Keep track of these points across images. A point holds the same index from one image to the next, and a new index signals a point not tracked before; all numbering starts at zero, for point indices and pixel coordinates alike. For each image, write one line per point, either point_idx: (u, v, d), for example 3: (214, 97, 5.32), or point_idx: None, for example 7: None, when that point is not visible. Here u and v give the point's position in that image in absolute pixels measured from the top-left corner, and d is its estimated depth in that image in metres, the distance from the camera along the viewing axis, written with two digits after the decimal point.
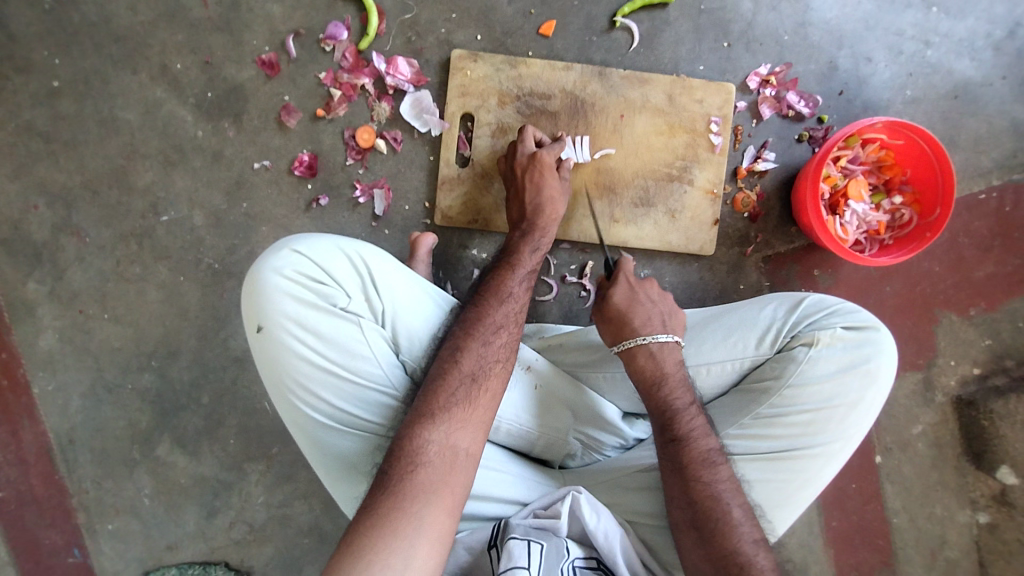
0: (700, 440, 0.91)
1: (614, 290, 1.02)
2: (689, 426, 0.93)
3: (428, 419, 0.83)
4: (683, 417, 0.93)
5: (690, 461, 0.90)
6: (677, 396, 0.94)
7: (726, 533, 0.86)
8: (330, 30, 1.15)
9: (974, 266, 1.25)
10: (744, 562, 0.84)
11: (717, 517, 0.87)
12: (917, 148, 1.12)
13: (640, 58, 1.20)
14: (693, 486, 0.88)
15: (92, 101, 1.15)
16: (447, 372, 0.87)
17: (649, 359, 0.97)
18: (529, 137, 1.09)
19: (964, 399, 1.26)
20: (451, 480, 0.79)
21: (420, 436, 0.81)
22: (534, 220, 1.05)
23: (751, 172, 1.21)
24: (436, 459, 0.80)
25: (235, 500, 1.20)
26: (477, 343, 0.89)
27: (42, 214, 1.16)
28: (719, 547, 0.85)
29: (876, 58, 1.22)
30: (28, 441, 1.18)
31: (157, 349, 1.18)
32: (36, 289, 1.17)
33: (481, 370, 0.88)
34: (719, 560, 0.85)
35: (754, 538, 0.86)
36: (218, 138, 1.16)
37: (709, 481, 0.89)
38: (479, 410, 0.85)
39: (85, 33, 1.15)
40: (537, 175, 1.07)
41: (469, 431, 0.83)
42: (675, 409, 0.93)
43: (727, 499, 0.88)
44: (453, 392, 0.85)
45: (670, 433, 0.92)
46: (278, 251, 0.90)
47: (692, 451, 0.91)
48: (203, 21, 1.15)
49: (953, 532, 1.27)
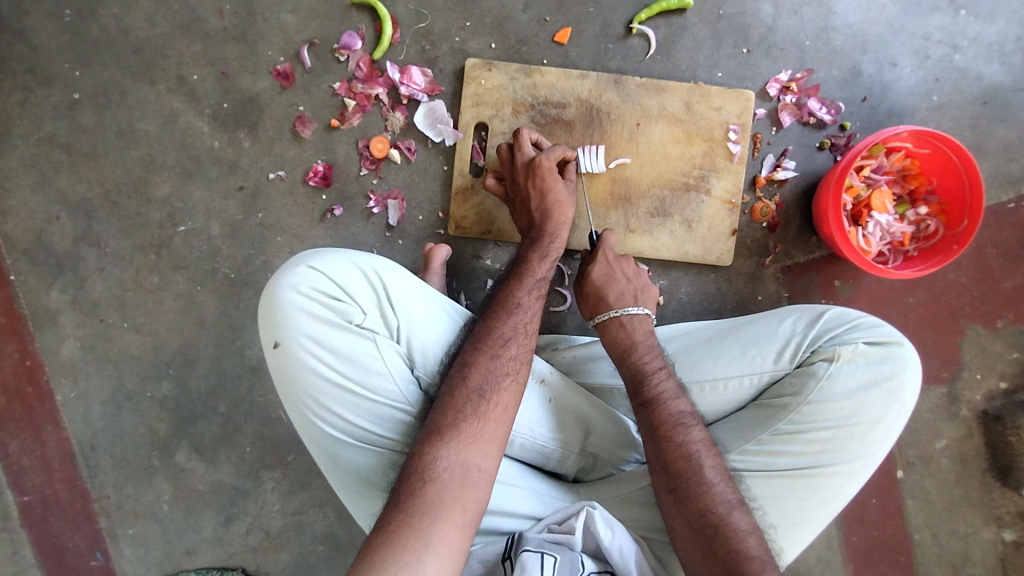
0: (670, 402, 0.93)
1: (591, 268, 1.06)
2: (659, 388, 0.94)
3: (438, 437, 0.82)
4: (652, 380, 0.95)
5: (661, 422, 0.91)
6: (648, 362, 0.96)
7: (700, 492, 0.86)
8: (344, 40, 1.15)
9: (1001, 277, 1.21)
10: (718, 521, 0.84)
11: (688, 474, 0.87)
12: (944, 157, 1.09)
13: (657, 66, 1.18)
14: (665, 447, 0.89)
15: (112, 113, 1.16)
16: (455, 390, 0.86)
17: (620, 329, 1.00)
18: (527, 142, 1.06)
19: (990, 413, 1.23)
20: (464, 497, 0.79)
21: (430, 453, 0.81)
22: (543, 226, 1.03)
23: (770, 181, 1.19)
24: (446, 477, 0.80)
25: (251, 507, 1.21)
26: (486, 358, 0.89)
27: (63, 224, 1.17)
28: (694, 508, 0.85)
29: (901, 64, 1.19)
30: (52, 446, 1.21)
31: (174, 357, 1.19)
32: (59, 298, 1.19)
33: (490, 386, 0.87)
34: (696, 520, 0.84)
35: (729, 498, 0.85)
36: (234, 149, 1.17)
37: (682, 442, 0.89)
38: (489, 427, 0.84)
39: (104, 46, 1.16)
40: (539, 181, 1.04)
41: (481, 448, 0.83)
42: (645, 373, 0.95)
43: (703, 460, 0.88)
44: (460, 408, 0.85)
45: (641, 396, 0.94)
46: (295, 267, 0.88)
47: (663, 413, 0.91)
48: (219, 32, 1.16)
49: (977, 548, 1.24)
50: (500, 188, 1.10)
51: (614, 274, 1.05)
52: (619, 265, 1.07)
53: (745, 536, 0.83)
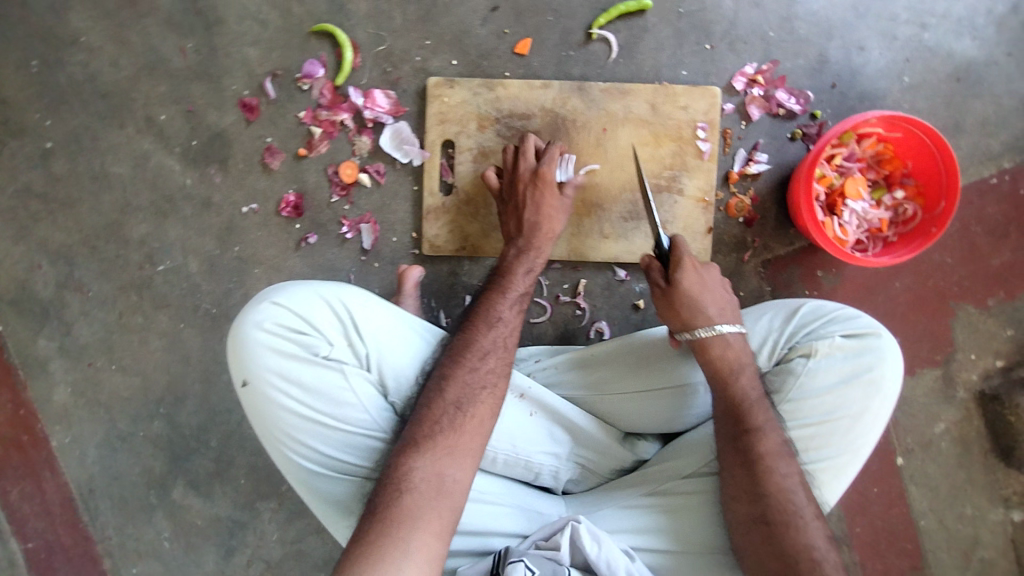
0: (773, 432, 0.88)
1: (682, 274, 0.95)
2: (763, 418, 0.89)
3: (414, 447, 0.82)
4: (757, 409, 0.89)
5: (764, 453, 0.86)
6: (751, 389, 0.90)
7: (797, 528, 0.82)
8: (305, 69, 1.16)
9: (989, 255, 1.19)
10: (817, 559, 0.81)
11: (787, 510, 0.83)
12: (916, 139, 1.07)
13: (620, 69, 1.17)
14: (766, 479, 0.85)
15: (84, 159, 1.18)
16: (431, 403, 0.86)
17: (728, 348, 0.91)
18: (532, 151, 1.06)
19: (988, 394, 1.20)
20: (440, 505, 0.78)
21: (406, 463, 0.81)
22: (530, 237, 1.02)
23: (743, 176, 1.18)
24: (422, 487, 0.79)
25: (249, 539, 1.22)
26: (465, 370, 0.88)
27: (45, 272, 1.19)
28: (789, 543, 0.82)
29: (868, 46, 1.17)
30: (51, 491, 1.22)
31: (163, 396, 1.21)
32: (46, 346, 1.20)
33: (468, 397, 0.86)
34: (790, 556, 0.81)
35: (825, 535, 0.83)
36: (205, 186, 1.18)
37: (782, 475, 0.85)
38: (465, 438, 0.83)
39: (71, 94, 1.17)
40: (536, 192, 1.04)
41: (457, 459, 0.82)
42: (750, 401, 0.89)
43: (800, 494, 0.85)
44: (437, 420, 0.84)
45: (743, 424, 0.88)
46: (258, 305, 0.88)
47: (765, 444, 0.87)
48: (182, 71, 1.17)
49: (986, 531, 1.21)
50: (497, 186, 1.09)
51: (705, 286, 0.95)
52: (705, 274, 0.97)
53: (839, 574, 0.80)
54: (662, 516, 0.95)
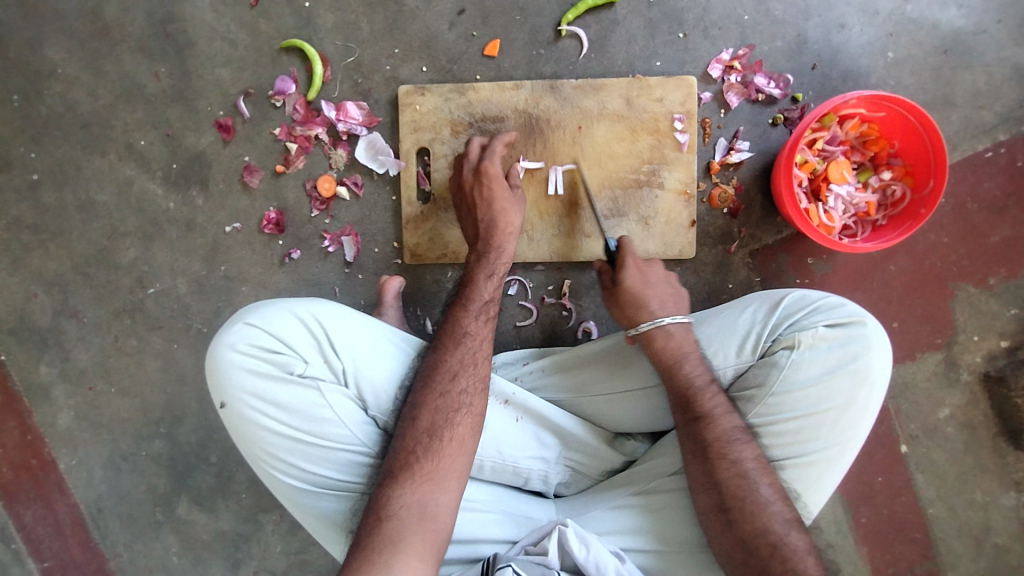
0: (723, 418, 0.89)
1: (624, 274, 1.00)
2: (711, 403, 0.90)
3: (393, 477, 0.83)
4: (704, 396, 0.90)
5: (713, 440, 0.87)
6: (696, 376, 0.92)
7: (755, 512, 0.83)
8: (278, 86, 1.16)
9: (988, 231, 1.15)
10: (777, 542, 0.81)
11: (743, 495, 0.84)
12: (900, 118, 1.04)
13: (592, 64, 1.15)
14: (716, 466, 0.86)
15: (70, 189, 1.20)
16: (407, 431, 0.86)
17: (670, 338, 0.94)
18: (474, 148, 1.07)
19: (993, 375, 1.16)
20: (423, 530, 0.79)
21: (387, 494, 0.81)
22: (489, 238, 1.01)
23: (725, 165, 1.15)
24: (403, 513, 0.79)
25: (255, 550, 1.24)
26: (436, 394, 0.88)
27: (41, 301, 1.22)
28: (749, 527, 0.83)
29: (849, 24, 1.13)
30: (62, 511, 1.26)
31: (162, 415, 1.23)
32: (48, 372, 1.23)
33: (442, 422, 0.86)
34: (749, 541, 0.82)
35: (787, 517, 0.83)
36: (188, 207, 1.19)
37: (734, 460, 0.86)
38: (444, 462, 0.84)
39: (54, 125, 1.20)
40: (485, 191, 1.03)
41: (438, 484, 0.82)
42: (695, 388, 0.91)
43: (757, 477, 0.85)
44: (413, 449, 0.84)
45: (691, 412, 0.90)
46: (232, 326, 0.89)
47: (715, 430, 0.88)
48: (159, 96, 1.18)
49: (998, 515, 1.18)
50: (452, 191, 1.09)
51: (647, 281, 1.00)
52: (649, 272, 1.02)
53: (802, 556, 0.81)
54: (648, 514, 0.94)
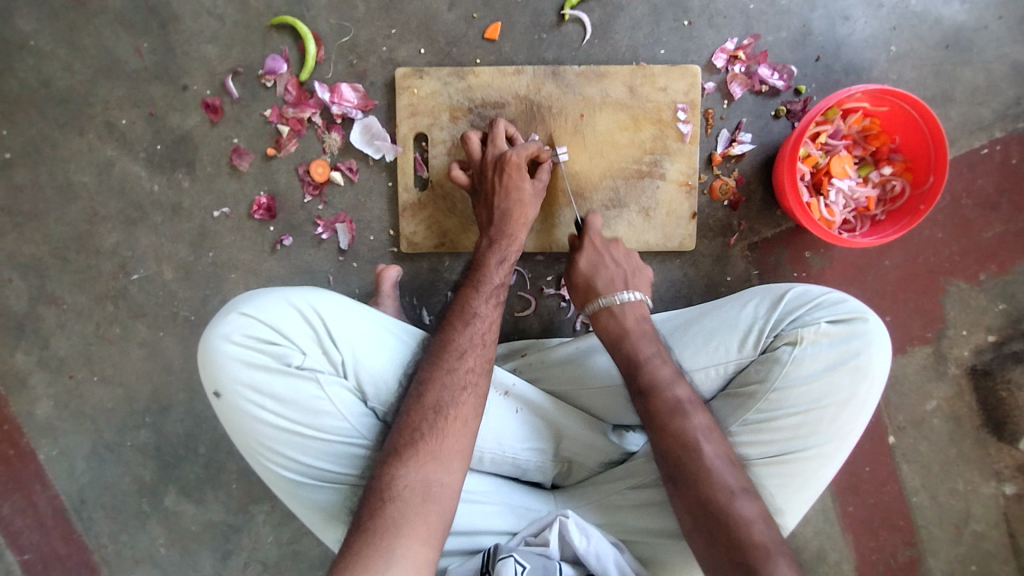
0: (665, 389, 0.88)
1: (579, 256, 1.03)
2: (655, 375, 0.89)
3: (397, 455, 0.81)
4: (646, 369, 0.90)
5: (655, 412, 0.87)
6: (641, 350, 0.92)
7: (699, 482, 0.82)
8: (269, 65, 1.12)
9: (980, 228, 1.16)
10: (720, 512, 0.80)
11: (685, 464, 0.83)
12: (904, 113, 1.04)
13: (595, 50, 1.13)
14: (660, 439, 0.86)
15: (47, 168, 1.15)
16: (414, 408, 0.84)
17: (609, 319, 0.96)
18: (501, 135, 1.03)
19: (980, 369, 1.19)
20: (426, 511, 0.77)
21: (390, 474, 0.80)
22: (502, 226, 0.99)
23: (726, 157, 1.14)
24: (407, 494, 0.78)
25: (245, 542, 1.22)
26: (443, 372, 0.86)
27: (17, 286, 1.17)
28: (695, 497, 0.82)
29: (853, 15, 1.13)
30: (42, 504, 1.22)
31: (148, 406, 1.19)
32: (25, 360, 1.19)
33: (448, 400, 0.84)
34: (696, 509, 0.81)
35: (731, 486, 0.82)
36: (174, 191, 1.15)
37: (679, 429, 0.85)
38: (448, 441, 0.82)
39: (29, 101, 1.13)
40: (505, 179, 1.00)
41: (442, 464, 0.81)
42: (639, 362, 0.91)
43: (702, 445, 0.84)
44: (418, 425, 0.83)
45: (636, 385, 0.90)
46: (227, 316, 0.86)
47: (658, 402, 0.87)
48: (141, 72, 1.13)
49: (978, 505, 1.21)
50: (467, 181, 1.05)
51: (602, 260, 1.02)
52: (607, 250, 1.04)
53: (749, 523, 0.79)
54: (646, 510, 0.93)
